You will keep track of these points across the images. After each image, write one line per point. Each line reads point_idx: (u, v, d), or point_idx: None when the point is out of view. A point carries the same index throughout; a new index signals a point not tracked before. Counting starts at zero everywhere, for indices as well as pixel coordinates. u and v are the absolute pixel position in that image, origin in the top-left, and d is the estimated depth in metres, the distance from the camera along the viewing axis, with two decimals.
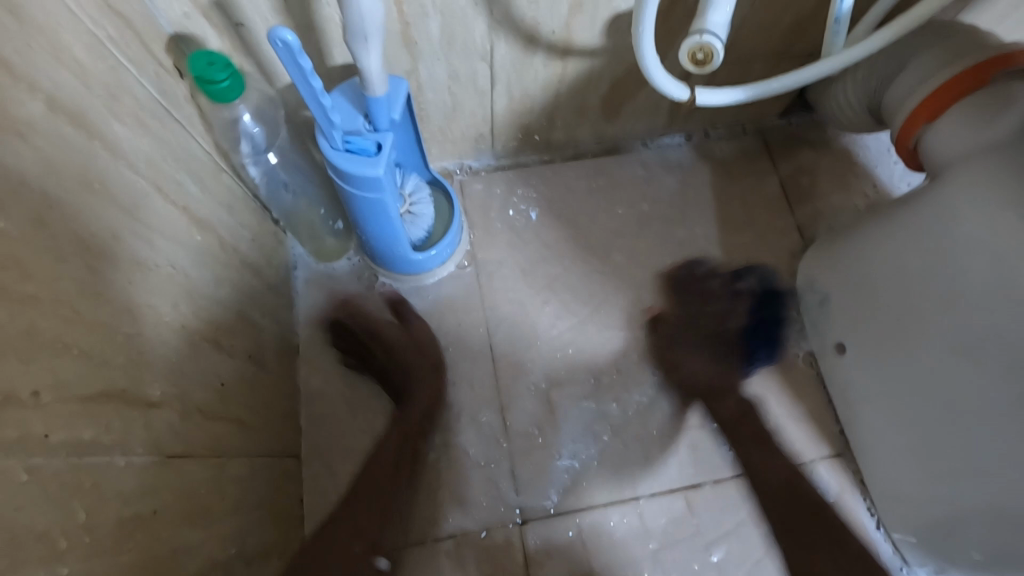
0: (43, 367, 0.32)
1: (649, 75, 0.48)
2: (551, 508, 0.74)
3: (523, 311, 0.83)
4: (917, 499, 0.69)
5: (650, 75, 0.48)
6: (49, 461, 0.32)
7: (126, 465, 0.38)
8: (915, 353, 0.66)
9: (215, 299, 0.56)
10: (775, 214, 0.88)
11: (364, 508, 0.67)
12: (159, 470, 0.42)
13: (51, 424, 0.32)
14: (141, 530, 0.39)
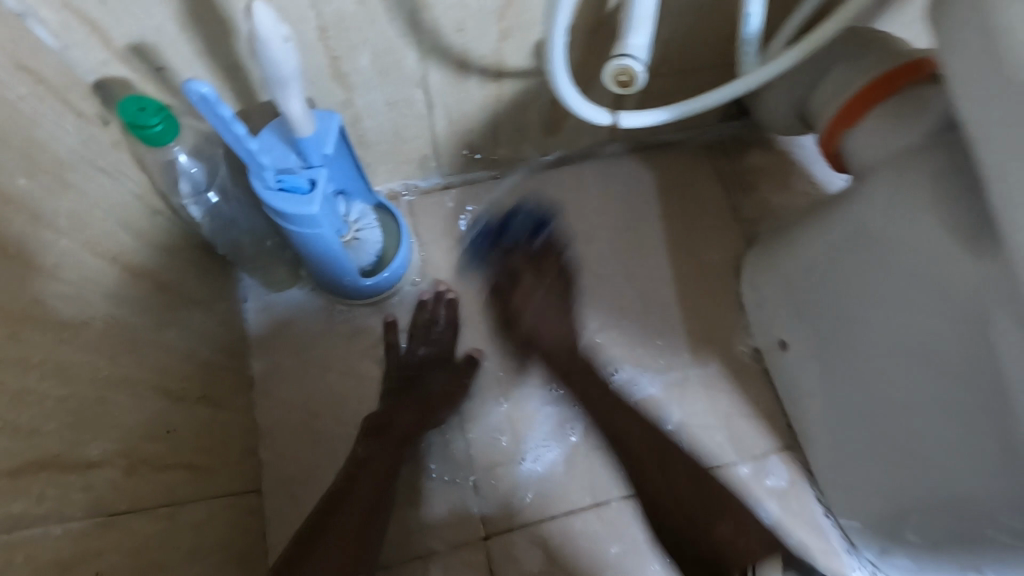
0: None
1: (565, 100, 0.49)
2: (527, 499, 0.76)
3: (477, 327, 0.84)
4: (857, 487, 0.72)
5: (566, 100, 0.49)
6: None
7: (61, 531, 0.38)
8: (848, 347, 0.69)
9: (158, 345, 0.55)
10: (718, 217, 0.91)
11: (339, 512, 0.66)
12: (100, 530, 0.42)
13: None
14: None
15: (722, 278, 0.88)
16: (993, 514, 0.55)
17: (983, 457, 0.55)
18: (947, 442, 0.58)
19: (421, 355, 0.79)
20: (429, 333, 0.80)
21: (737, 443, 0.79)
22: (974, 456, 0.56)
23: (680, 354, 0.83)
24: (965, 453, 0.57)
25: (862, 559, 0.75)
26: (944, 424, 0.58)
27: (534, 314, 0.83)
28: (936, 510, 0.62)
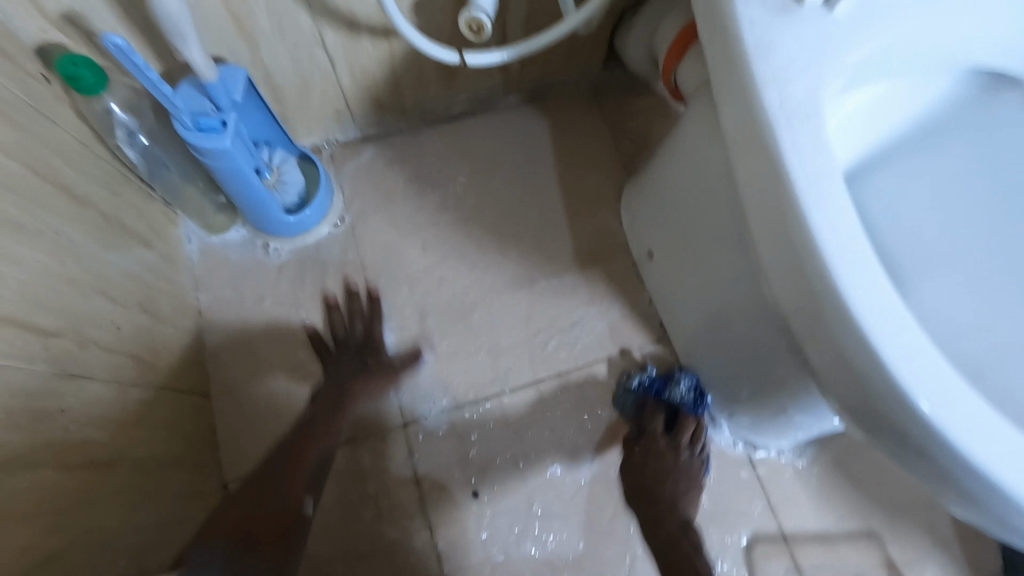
0: None
1: (395, 24, 0.62)
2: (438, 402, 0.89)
3: (393, 252, 0.95)
4: (704, 364, 0.87)
5: (395, 23, 0.61)
6: None
7: (22, 370, 0.52)
8: (684, 246, 0.83)
9: (101, 260, 0.68)
10: (602, 153, 1.04)
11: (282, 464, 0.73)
12: (49, 381, 0.56)
13: None
14: (36, 422, 0.53)
15: (606, 206, 1.01)
16: (774, 358, 0.70)
17: (756, 313, 0.70)
18: (739, 309, 0.73)
19: (353, 337, 0.89)
20: (356, 322, 0.90)
21: (617, 340, 0.94)
22: (753, 315, 0.70)
23: (569, 270, 0.96)
24: (748, 314, 0.71)
25: (720, 425, 0.90)
26: (736, 294, 0.72)
27: (673, 495, 0.81)
28: (748, 367, 0.77)
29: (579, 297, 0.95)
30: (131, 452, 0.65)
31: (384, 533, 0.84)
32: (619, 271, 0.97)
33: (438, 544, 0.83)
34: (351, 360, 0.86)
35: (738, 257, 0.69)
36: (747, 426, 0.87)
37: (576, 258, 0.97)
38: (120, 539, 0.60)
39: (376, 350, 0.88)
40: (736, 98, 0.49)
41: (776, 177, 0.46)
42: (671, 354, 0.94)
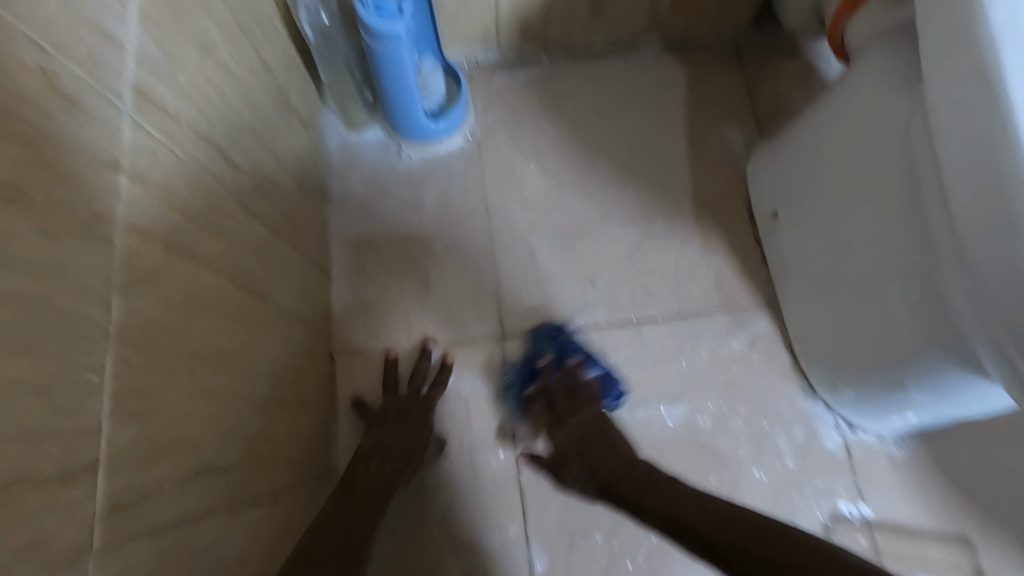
0: (189, 108, 0.51)
1: None
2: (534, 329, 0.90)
3: (514, 171, 0.97)
4: (811, 331, 0.86)
5: None
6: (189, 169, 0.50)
7: (226, 191, 0.57)
8: (818, 206, 0.82)
9: (272, 119, 0.73)
10: (739, 110, 1.01)
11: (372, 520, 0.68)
12: (240, 211, 0.61)
13: (190, 143, 0.51)
14: (230, 243, 0.58)
15: (734, 163, 0.99)
16: (913, 325, 0.69)
17: (900, 278, 0.69)
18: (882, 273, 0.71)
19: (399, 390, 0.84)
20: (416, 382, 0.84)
21: (724, 297, 0.92)
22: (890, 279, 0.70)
23: (685, 219, 0.96)
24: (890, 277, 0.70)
25: (817, 398, 0.88)
26: (880, 257, 0.71)
27: (610, 445, 0.76)
28: (875, 341, 0.75)
29: (691, 247, 0.94)
30: (282, 298, 0.70)
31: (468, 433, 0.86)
32: (735, 229, 0.96)
33: (517, 456, 0.84)
34: (405, 417, 0.80)
35: (893, 219, 0.69)
36: (848, 406, 0.85)
37: (693, 208, 0.96)
38: (268, 368, 0.65)
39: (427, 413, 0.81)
40: (967, 32, 0.50)
41: (994, 107, 0.47)
42: (777, 321, 0.92)
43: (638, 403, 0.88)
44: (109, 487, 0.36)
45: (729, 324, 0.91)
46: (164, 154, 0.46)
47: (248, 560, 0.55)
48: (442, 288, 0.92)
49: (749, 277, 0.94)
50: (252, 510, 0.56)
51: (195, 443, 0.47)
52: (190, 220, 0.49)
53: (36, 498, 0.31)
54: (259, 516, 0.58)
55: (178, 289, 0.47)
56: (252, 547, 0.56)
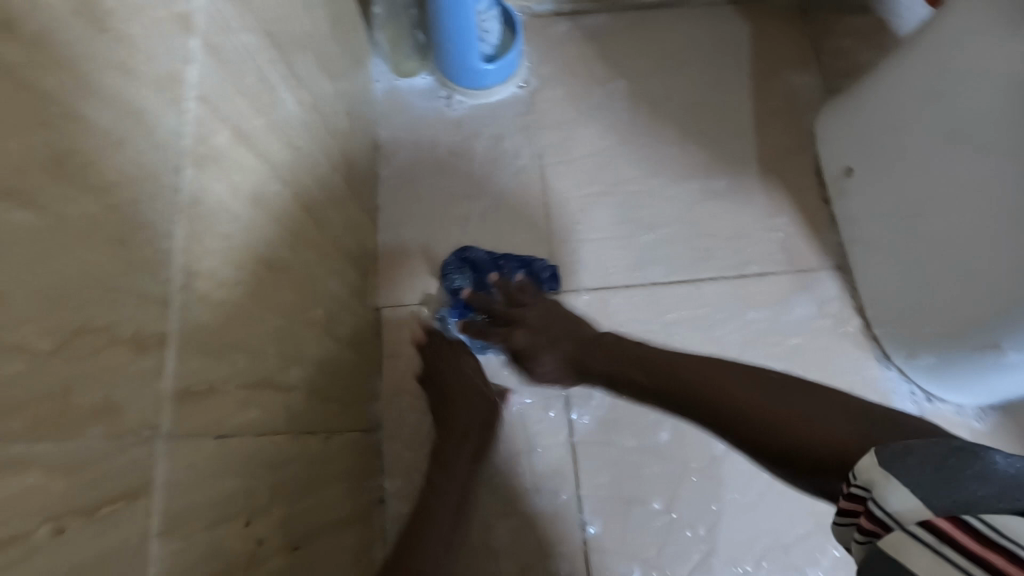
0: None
1: None
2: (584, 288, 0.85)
3: (567, 123, 0.93)
4: (889, 293, 0.80)
5: None
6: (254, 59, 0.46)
7: (286, 97, 0.53)
8: (905, 157, 0.76)
9: (326, 43, 0.69)
10: (807, 65, 0.95)
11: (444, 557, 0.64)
12: (300, 124, 0.56)
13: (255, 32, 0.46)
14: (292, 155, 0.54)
15: (801, 119, 0.93)
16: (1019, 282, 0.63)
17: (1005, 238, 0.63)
18: (977, 232, 0.67)
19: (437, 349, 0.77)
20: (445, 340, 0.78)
21: (790, 258, 0.87)
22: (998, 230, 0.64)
23: (750, 176, 0.90)
24: (989, 234, 0.65)
25: (891, 366, 0.83)
26: (976, 218, 0.67)
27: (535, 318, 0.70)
28: (968, 302, 0.69)
29: (755, 205, 0.89)
30: (335, 229, 0.65)
31: (518, 391, 0.80)
32: (803, 189, 0.90)
33: (571, 416, 0.80)
34: (458, 373, 0.75)
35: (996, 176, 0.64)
36: (925, 374, 0.79)
37: (758, 164, 0.91)
38: (326, 299, 0.61)
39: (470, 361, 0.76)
40: None
41: None
42: (848, 285, 0.86)
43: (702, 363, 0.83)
44: (178, 367, 0.32)
45: (796, 287, 0.86)
46: (231, 32, 0.42)
47: (306, 492, 0.50)
48: (491, 241, 0.87)
49: (817, 238, 0.88)
50: (308, 442, 0.52)
51: (259, 350, 0.43)
52: (253, 112, 0.45)
53: (109, 355, 0.27)
54: (314, 449, 0.53)
55: (243, 179, 0.43)
56: (308, 480, 0.52)
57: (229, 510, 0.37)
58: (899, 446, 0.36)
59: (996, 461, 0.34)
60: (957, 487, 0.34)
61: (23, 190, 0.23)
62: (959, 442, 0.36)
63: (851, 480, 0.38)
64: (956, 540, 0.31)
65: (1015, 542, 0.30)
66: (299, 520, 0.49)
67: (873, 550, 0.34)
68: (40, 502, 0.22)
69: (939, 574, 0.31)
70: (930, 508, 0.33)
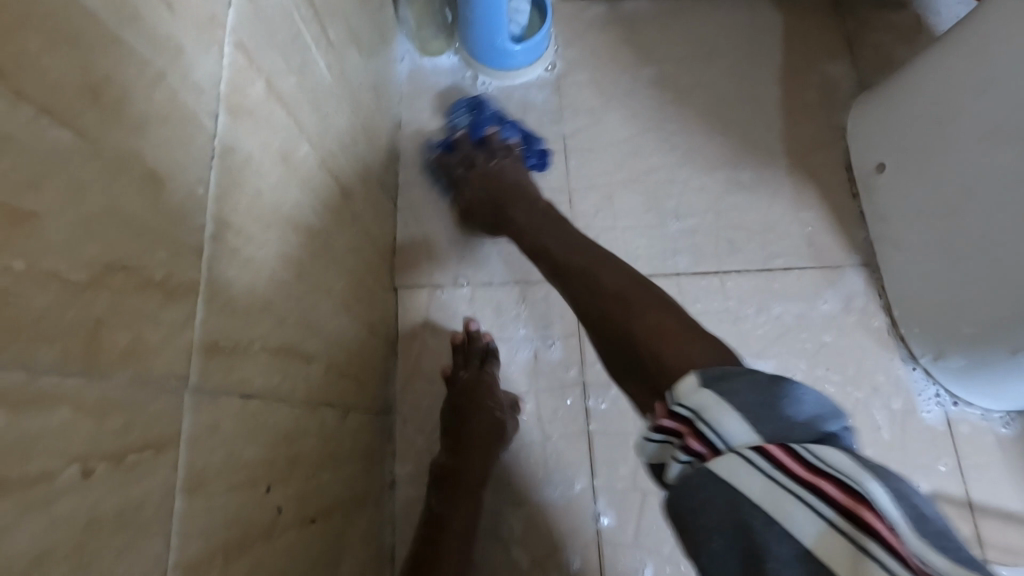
0: None
1: None
2: None
3: (593, 108, 0.91)
4: (919, 293, 0.78)
5: None
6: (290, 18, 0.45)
7: (318, 60, 0.52)
8: (940, 154, 0.74)
9: (356, 13, 0.68)
10: (840, 59, 0.93)
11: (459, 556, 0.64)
12: (330, 91, 0.55)
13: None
14: (321, 120, 0.52)
15: (833, 114, 0.91)
16: None
17: None
18: (1015, 230, 0.65)
19: (458, 384, 0.74)
20: (469, 365, 0.75)
21: (817, 254, 0.85)
22: None
23: (778, 170, 0.89)
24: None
25: (917, 366, 0.81)
26: (1014, 215, 0.64)
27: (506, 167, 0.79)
28: (1001, 306, 0.67)
29: (782, 199, 0.87)
30: (357, 202, 0.64)
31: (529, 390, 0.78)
32: (831, 184, 0.88)
33: (587, 404, 0.78)
34: (480, 412, 0.72)
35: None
36: (953, 376, 0.77)
37: (786, 158, 0.89)
38: (347, 270, 0.59)
39: (494, 395, 0.73)
40: None
41: None
42: (875, 283, 0.84)
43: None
44: (206, 319, 0.31)
45: (821, 284, 0.84)
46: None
47: (322, 465, 0.49)
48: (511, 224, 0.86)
49: (844, 235, 0.86)
50: (325, 414, 0.51)
51: (282, 311, 0.42)
52: (287, 72, 0.44)
53: (141, 297, 0.26)
54: (331, 421, 0.52)
55: (275, 136, 0.41)
56: (325, 453, 0.50)
57: (251, 474, 0.36)
58: (717, 373, 0.39)
59: (803, 391, 0.37)
60: (778, 418, 0.36)
61: (62, 110, 0.21)
62: (767, 376, 0.38)
63: (671, 407, 0.40)
64: (791, 471, 0.33)
65: (835, 469, 0.33)
66: (315, 493, 0.47)
67: (697, 468, 0.36)
68: (72, 443, 0.21)
69: (772, 496, 0.33)
70: (757, 435, 0.35)
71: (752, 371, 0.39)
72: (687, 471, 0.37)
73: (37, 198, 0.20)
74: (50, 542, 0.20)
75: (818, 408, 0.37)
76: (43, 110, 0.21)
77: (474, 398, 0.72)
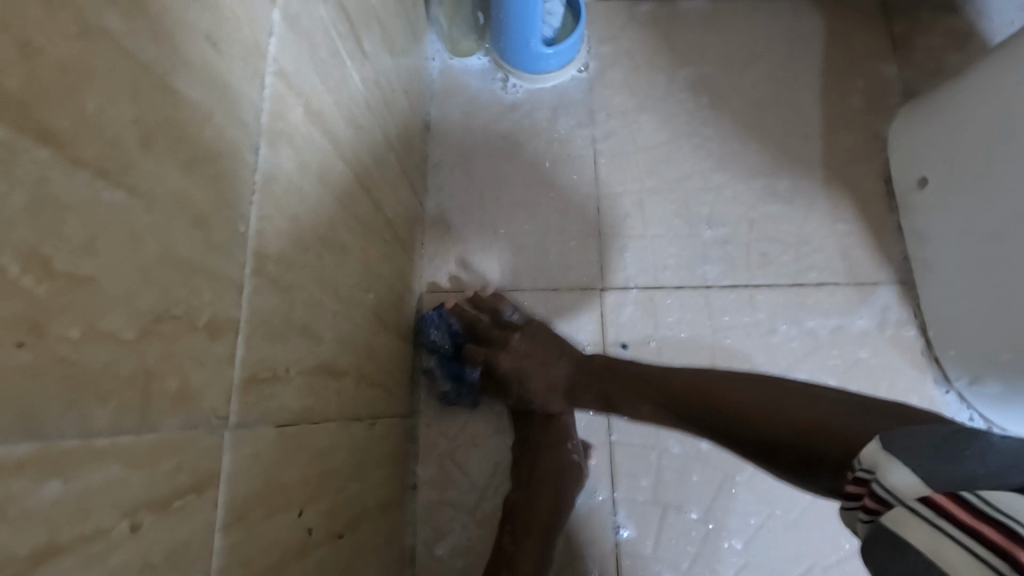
0: None
1: None
2: (633, 286, 0.83)
3: (625, 112, 0.90)
4: (957, 315, 0.76)
5: None
6: (328, 35, 0.44)
7: (353, 73, 0.51)
8: (988, 173, 0.71)
9: (390, 17, 0.67)
10: (884, 66, 0.90)
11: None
12: (363, 102, 0.55)
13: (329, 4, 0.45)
14: (355, 134, 0.52)
15: (873, 123, 0.88)
16: None
17: None
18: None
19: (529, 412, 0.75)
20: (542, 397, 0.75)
21: (851, 268, 0.83)
22: None
23: (814, 181, 0.86)
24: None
25: (950, 389, 0.79)
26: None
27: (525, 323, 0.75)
28: None
29: (818, 211, 0.85)
30: (387, 211, 0.64)
31: None
32: (869, 197, 0.86)
33: (610, 414, 0.78)
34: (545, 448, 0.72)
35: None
36: (988, 400, 0.75)
37: (823, 169, 0.87)
38: (377, 281, 0.59)
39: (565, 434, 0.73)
40: None
41: None
42: (910, 301, 0.82)
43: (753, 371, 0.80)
44: (247, 353, 0.31)
45: (854, 300, 0.82)
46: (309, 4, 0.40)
47: (351, 479, 0.50)
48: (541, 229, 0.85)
49: (882, 249, 0.84)
50: (355, 429, 0.51)
51: (317, 333, 0.42)
52: (324, 91, 0.44)
53: (188, 342, 0.26)
54: (360, 434, 0.53)
55: (312, 159, 0.41)
56: (354, 466, 0.51)
57: (287, 500, 0.36)
58: (898, 434, 0.37)
59: (997, 443, 0.34)
60: (965, 467, 0.33)
61: (118, 170, 0.21)
62: (958, 427, 0.35)
63: (858, 470, 0.39)
64: (958, 517, 0.30)
65: (1005, 512, 0.29)
66: (345, 506, 0.48)
67: (876, 524, 0.34)
68: (123, 495, 0.22)
69: (935, 540, 0.30)
70: (931, 486, 0.33)
71: (936, 424, 0.36)
72: (869, 532, 0.35)
73: (92, 261, 0.20)
74: None
75: (1023, 456, 0.33)
76: (99, 171, 0.21)
77: (542, 432, 0.73)
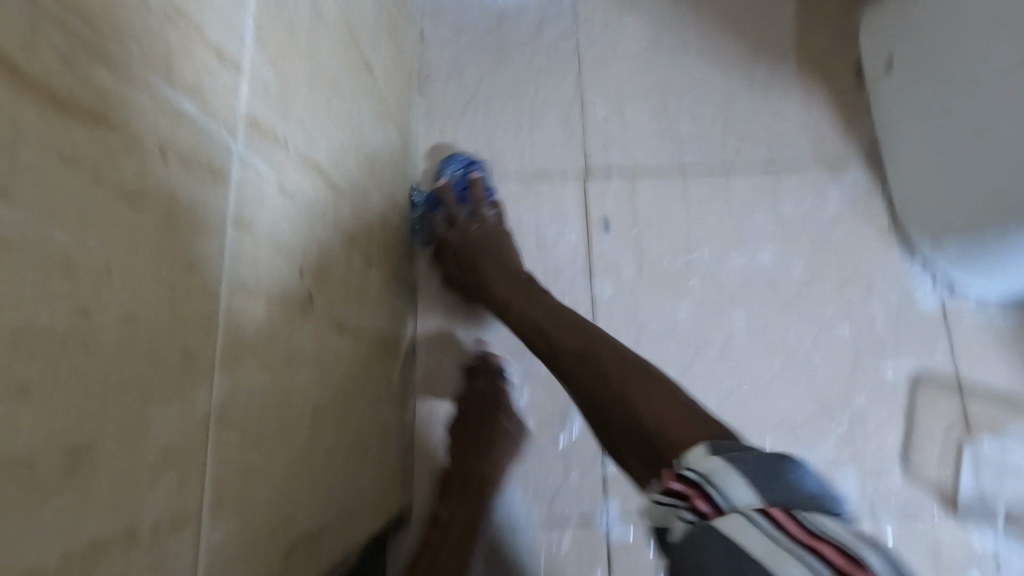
0: None
1: None
2: (614, 175, 0.89)
3: (609, 17, 0.95)
4: (918, 188, 0.80)
5: None
6: None
7: None
8: (957, 48, 0.75)
9: None
10: None
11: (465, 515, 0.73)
12: None
13: None
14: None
15: (846, 18, 0.92)
16: None
17: None
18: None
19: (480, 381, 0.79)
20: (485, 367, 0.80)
21: (822, 153, 0.88)
22: None
23: (788, 74, 0.91)
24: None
25: (914, 260, 0.84)
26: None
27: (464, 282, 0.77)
28: (992, 196, 0.70)
29: (791, 102, 0.90)
30: (380, 84, 0.70)
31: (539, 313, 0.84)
32: (841, 87, 0.90)
33: (592, 288, 0.85)
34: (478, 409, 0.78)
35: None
36: (948, 265, 0.80)
37: (797, 62, 0.91)
38: (371, 140, 0.66)
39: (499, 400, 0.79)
40: None
41: None
42: (878, 181, 0.87)
43: (728, 248, 0.85)
44: (249, 100, 0.38)
45: (824, 182, 0.87)
46: None
47: (346, 292, 0.57)
48: (530, 127, 0.91)
49: (852, 135, 0.89)
50: (350, 253, 0.59)
51: (314, 139, 0.49)
52: None
53: (202, 51, 0.32)
54: (356, 263, 0.60)
55: None
56: (350, 285, 0.58)
57: (287, 254, 0.43)
58: (721, 444, 0.46)
59: (807, 477, 0.44)
60: (775, 486, 0.42)
61: None
62: (771, 454, 0.45)
63: (680, 470, 0.46)
64: (787, 530, 0.39)
65: (826, 534, 0.39)
66: (341, 310, 0.55)
67: (702, 529, 0.42)
68: (153, 126, 0.28)
69: (773, 553, 0.38)
70: (761, 499, 0.42)
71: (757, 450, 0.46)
72: (692, 530, 0.42)
73: None
74: (139, 184, 0.27)
75: (820, 490, 0.43)
76: None
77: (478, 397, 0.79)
